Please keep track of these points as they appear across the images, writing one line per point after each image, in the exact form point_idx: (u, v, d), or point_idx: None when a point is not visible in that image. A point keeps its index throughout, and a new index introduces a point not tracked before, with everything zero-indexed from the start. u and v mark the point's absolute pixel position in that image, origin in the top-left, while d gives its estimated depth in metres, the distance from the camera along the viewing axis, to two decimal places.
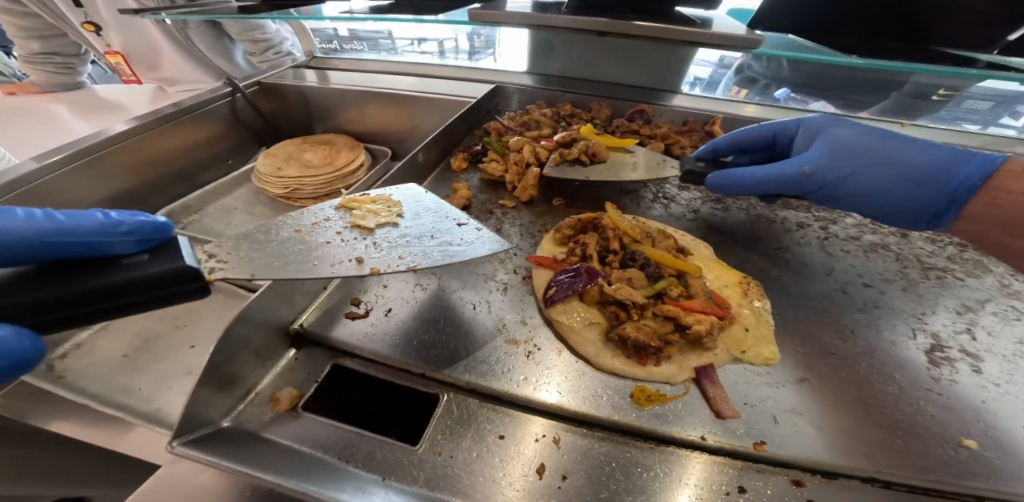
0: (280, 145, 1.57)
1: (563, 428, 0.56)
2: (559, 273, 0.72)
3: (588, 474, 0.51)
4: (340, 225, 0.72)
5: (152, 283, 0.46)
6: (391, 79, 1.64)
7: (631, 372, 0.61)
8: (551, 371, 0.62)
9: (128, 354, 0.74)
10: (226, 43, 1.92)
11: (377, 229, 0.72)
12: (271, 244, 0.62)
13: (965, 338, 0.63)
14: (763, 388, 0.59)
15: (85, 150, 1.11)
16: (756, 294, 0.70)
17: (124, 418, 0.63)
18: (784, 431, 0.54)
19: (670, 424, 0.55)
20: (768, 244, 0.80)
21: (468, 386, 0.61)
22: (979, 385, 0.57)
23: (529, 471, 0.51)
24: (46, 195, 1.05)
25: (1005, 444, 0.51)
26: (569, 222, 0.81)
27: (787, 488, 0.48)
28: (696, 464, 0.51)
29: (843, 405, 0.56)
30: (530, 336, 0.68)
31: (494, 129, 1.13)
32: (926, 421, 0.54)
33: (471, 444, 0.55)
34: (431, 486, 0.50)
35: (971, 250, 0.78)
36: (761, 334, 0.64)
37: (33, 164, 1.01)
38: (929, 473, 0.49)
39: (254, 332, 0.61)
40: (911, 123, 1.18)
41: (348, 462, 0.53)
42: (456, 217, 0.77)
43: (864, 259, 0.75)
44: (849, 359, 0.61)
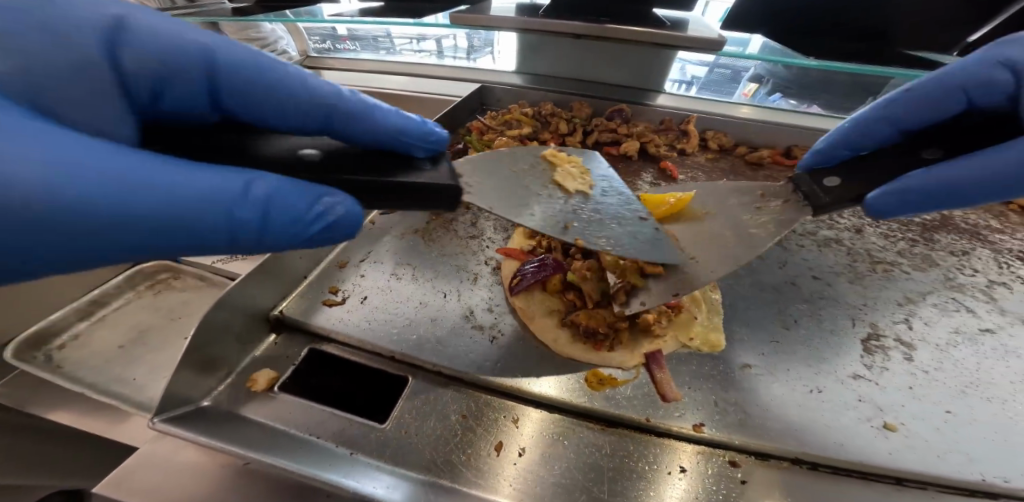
0: None
1: (520, 408, 0.60)
2: (525, 264, 0.77)
3: (540, 450, 0.55)
4: None
5: (384, 179, 0.47)
6: (383, 79, 1.68)
7: (585, 357, 0.65)
8: (512, 356, 0.66)
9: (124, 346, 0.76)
10: None
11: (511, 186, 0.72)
12: None
13: (902, 328, 0.67)
14: (708, 373, 0.63)
15: None
16: (711, 285, 0.74)
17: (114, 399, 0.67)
18: (723, 413, 0.58)
19: (619, 406, 0.59)
20: None
21: (435, 368, 0.65)
22: (907, 371, 0.62)
23: (487, 446, 0.56)
24: None
25: (923, 427, 0.56)
26: None
27: (722, 467, 0.53)
28: (641, 443, 0.56)
29: (780, 390, 0.60)
30: (495, 323, 0.72)
31: (475, 127, 1.17)
32: (855, 406, 0.58)
33: (434, 422, 0.59)
34: (395, 460, 0.55)
35: (920, 245, 0.82)
36: (710, 322, 0.68)
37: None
38: (851, 455, 0.53)
39: (235, 318, 0.65)
40: None
41: (320, 439, 0.57)
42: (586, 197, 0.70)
43: (818, 253, 0.79)
44: (791, 347, 0.65)
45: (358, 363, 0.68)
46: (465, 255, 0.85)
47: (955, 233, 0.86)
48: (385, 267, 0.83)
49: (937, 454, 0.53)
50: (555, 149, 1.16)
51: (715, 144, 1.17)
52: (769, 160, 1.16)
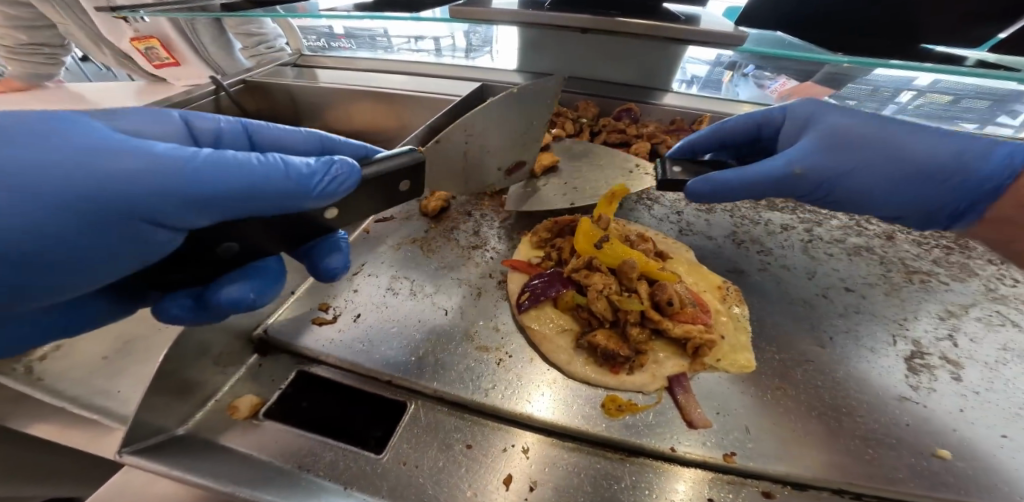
0: None
1: (531, 437, 0.54)
2: (533, 277, 0.71)
3: (555, 485, 0.49)
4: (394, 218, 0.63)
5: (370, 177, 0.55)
6: (380, 78, 1.62)
7: (602, 380, 0.59)
8: (522, 380, 0.60)
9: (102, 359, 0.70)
10: (228, 38, 1.90)
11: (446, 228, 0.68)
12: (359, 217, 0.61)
13: (946, 345, 0.62)
14: (738, 397, 0.57)
15: None
16: (735, 300, 0.68)
17: (81, 423, 0.61)
18: (757, 443, 0.52)
19: (642, 435, 0.53)
20: (747, 246, 0.78)
21: (435, 394, 0.59)
22: (956, 393, 0.57)
23: (495, 481, 0.50)
24: None
25: (980, 455, 0.50)
26: (546, 224, 0.80)
27: (758, 500, 0.47)
28: (668, 476, 0.50)
29: (817, 414, 0.55)
30: (502, 343, 0.66)
31: None
32: (902, 431, 0.53)
33: (436, 453, 0.53)
34: (392, 496, 0.49)
35: (956, 253, 0.76)
36: (737, 342, 0.63)
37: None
38: (903, 487, 0.47)
39: (215, 337, 0.59)
40: None
41: (308, 470, 0.51)
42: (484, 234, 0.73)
43: (847, 262, 0.74)
44: (826, 366, 0.60)
45: (352, 385, 0.61)
46: (467, 266, 0.79)
47: None
48: (381, 280, 0.77)
49: (1000, 490, 0.47)
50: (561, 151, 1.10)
51: None
52: None
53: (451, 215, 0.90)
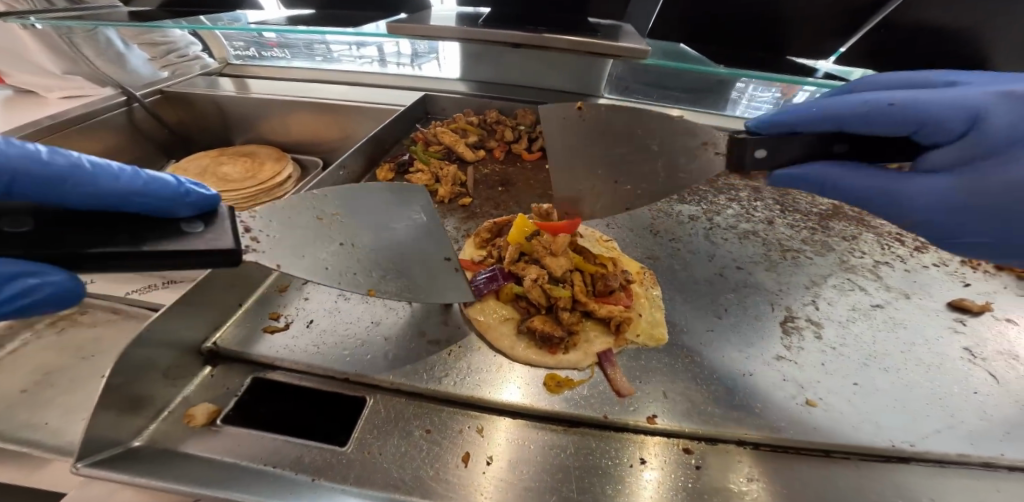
0: (191, 157, 1.46)
1: (483, 417, 0.61)
2: (478, 274, 0.79)
3: (506, 460, 0.56)
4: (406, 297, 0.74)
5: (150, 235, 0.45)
6: (319, 88, 1.60)
7: (542, 361, 0.68)
8: (477, 369, 0.67)
9: (18, 393, 0.65)
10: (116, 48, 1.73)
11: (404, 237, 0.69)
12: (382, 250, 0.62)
13: (810, 309, 0.78)
14: (651, 364, 0.68)
15: None
16: (650, 283, 0.80)
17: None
18: (667, 399, 0.63)
19: (577, 405, 0.62)
20: (661, 236, 0.91)
21: (393, 386, 0.64)
22: (818, 349, 0.72)
23: (455, 459, 0.56)
24: None
25: (837, 398, 0.65)
26: (487, 225, 0.86)
27: (679, 455, 0.56)
28: (610, 441, 0.58)
29: (719, 377, 0.67)
30: (452, 335, 0.72)
31: (421, 138, 1.12)
32: (781, 386, 0.66)
33: (397, 440, 0.58)
34: (360, 482, 0.53)
35: (819, 232, 0.95)
36: (653, 318, 0.74)
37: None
38: (783, 432, 0.59)
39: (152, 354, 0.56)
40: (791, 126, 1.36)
41: (278, 468, 0.54)
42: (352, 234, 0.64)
43: (739, 245, 0.89)
44: (723, 333, 0.73)
45: (314, 385, 0.64)
46: None
47: (845, 221, 1.01)
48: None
49: (857, 426, 0.61)
50: (501, 157, 1.15)
51: None
52: None
53: None
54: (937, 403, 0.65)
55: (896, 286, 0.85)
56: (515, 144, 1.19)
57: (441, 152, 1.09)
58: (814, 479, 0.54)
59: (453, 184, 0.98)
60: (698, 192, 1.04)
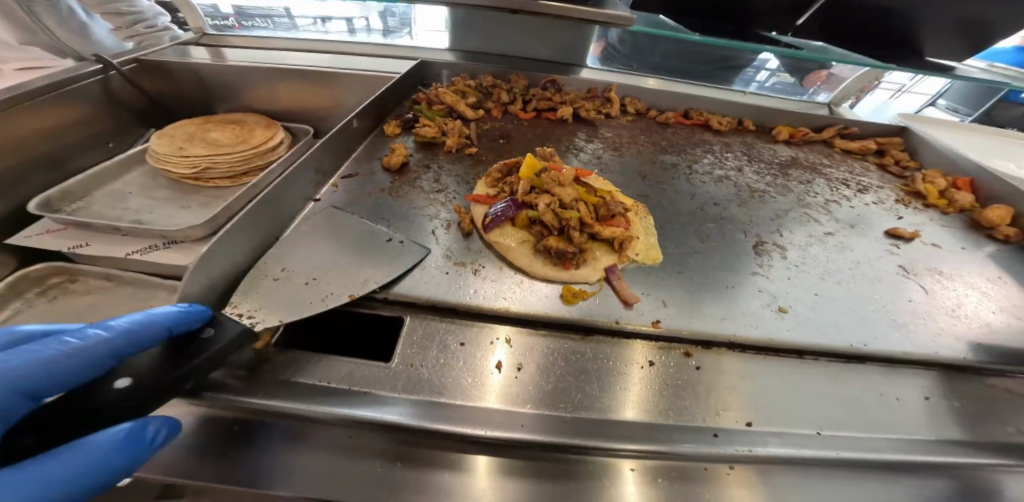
0: (175, 124, 1.43)
1: (510, 331, 0.67)
2: (494, 205, 0.84)
3: (534, 364, 0.63)
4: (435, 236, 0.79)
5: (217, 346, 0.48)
6: (304, 56, 1.58)
7: (558, 275, 0.76)
8: (500, 289, 0.73)
9: None
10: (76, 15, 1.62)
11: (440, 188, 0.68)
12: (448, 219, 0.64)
13: (776, 236, 0.92)
14: (651, 279, 0.79)
15: None
16: (643, 214, 0.91)
17: None
18: (668, 307, 0.73)
19: (593, 313, 0.71)
20: (650, 179, 1.02)
21: (427, 305, 0.68)
22: (784, 267, 0.85)
23: (490, 366, 0.62)
24: None
25: (799, 302, 0.78)
26: (497, 166, 0.93)
27: (681, 358, 0.66)
28: (624, 348, 0.67)
29: (706, 289, 0.78)
30: (475, 258, 0.78)
31: (423, 98, 1.16)
32: (757, 296, 0.78)
33: (436, 353, 0.63)
34: (408, 391, 0.57)
35: (781, 177, 1.10)
36: (649, 242, 0.85)
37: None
38: (760, 330, 0.71)
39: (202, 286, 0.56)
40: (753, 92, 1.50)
41: (328, 383, 0.57)
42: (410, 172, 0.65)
43: (716, 188, 1.02)
44: (707, 255, 0.85)
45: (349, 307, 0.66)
46: (434, 205, 0.87)
47: (801, 168, 1.16)
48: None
49: (820, 330, 0.74)
50: (499, 116, 1.21)
51: (633, 109, 1.33)
52: (673, 122, 1.35)
53: (412, 169, 0.94)
54: (884, 311, 0.78)
55: (843, 219, 1.00)
56: (511, 105, 1.26)
57: (444, 110, 1.14)
58: (784, 367, 0.67)
59: (460, 136, 1.04)
60: (678, 146, 1.17)
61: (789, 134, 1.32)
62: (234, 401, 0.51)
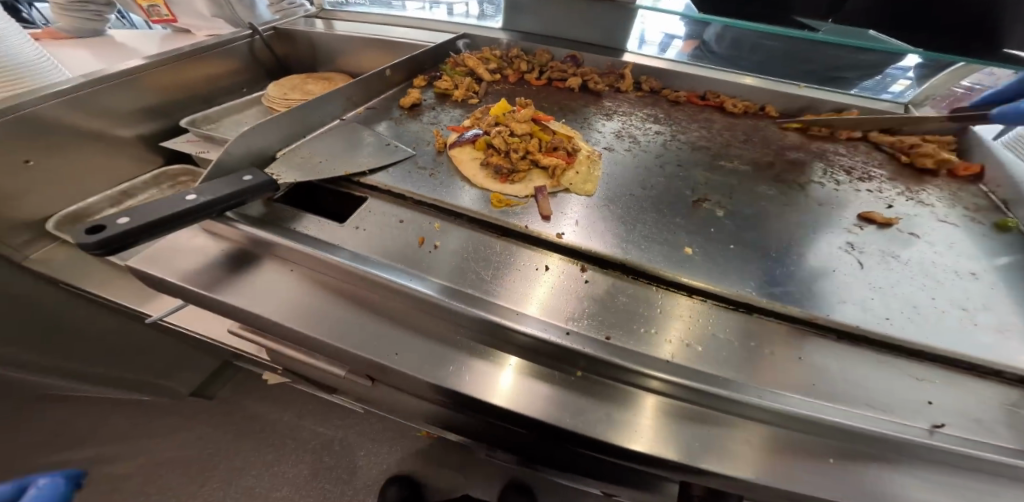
0: (286, 80, 1.90)
1: (439, 219, 0.84)
2: (462, 133, 1.03)
3: (446, 244, 0.79)
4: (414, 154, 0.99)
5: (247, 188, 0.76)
6: (386, 30, 1.95)
7: (490, 185, 0.89)
8: (445, 188, 0.89)
9: None
10: None
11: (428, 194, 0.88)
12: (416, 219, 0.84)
13: (726, 199, 0.91)
14: (576, 203, 0.87)
15: (127, 70, 1.38)
16: (595, 158, 1.00)
17: None
18: (641, 245, 0.78)
19: (509, 216, 0.83)
20: (625, 139, 1.10)
21: (387, 190, 0.88)
22: (721, 220, 0.85)
23: (413, 240, 0.79)
24: (98, 101, 1.32)
25: (714, 249, 0.79)
26: (481, 109, 1.13)
27: (574, 269, 0.75)
28: (522, 250, 0.78)
29: (622, 223, 0.83)
30: (436, 166, 0.96)
31: (451, 61, 1.39)
32: (676, 237, 0.81)
33: (378, 222, 0.82)
34: (350, 240, 0.78)
35: (771, 156, 1.08)
36: (587, 177, 0.94)
37: (79, 78, 1.26)
38: (653, 260, 0.76)
39: (244, 154, 0.84)
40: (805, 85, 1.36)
41: (302, 228, 0.81)
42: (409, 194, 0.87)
43: (688, 153, 1.05)
44: (641, 198, 0.89)
45: (332, 186, 0.90)
46: (424, 132, 1.09)
47: (804, 153, 1.13)
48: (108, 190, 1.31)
49: (720, 275, 0.74)
50: (513, 81, 1.41)
51: (647, 87, 1.40)
52: (686, 102, 1.38)
53: (421, 109, 1.21)
54: (890, 290, 0.73)
55: (828, 198, 0.95)
56: (528, 74, 1.44)
57: (465, 72, 1.37)
58: (665, 297, 0.71)
59: (467, 90, 1.27)
60: (674, 119, 1.23)
61: (813, 123, 1.26)
62: (248, 229, 0.78)
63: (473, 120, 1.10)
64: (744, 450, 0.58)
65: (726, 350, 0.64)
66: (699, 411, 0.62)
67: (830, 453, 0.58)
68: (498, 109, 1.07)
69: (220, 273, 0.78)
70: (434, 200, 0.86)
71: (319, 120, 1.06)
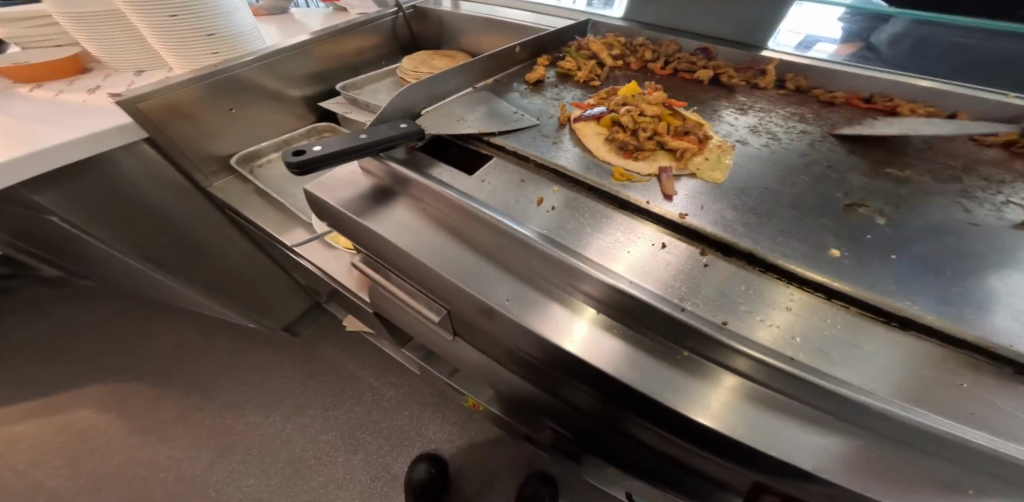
0: (418, 55, 2.22)
1: (557, 184, 0.87)
2: (586, 110, 1.05)
3: (564, 207, 0.82)
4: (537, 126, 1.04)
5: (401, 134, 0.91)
6: (513, 15, 2.04)
7: (612, 159, 0.90)
8: (567, 156, 0.93)
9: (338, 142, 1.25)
10: None
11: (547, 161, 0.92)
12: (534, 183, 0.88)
13: (887, 208, 0.78)
14: (701, 187, 0.83)
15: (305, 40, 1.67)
16: (727, 148, 0.93)
17: None
18: (766, 236, 0.72)
19: (628, 190, 0.83)
20: (761, 135, 1.01)
21: (513, 152, 0.94)
22: (878, 226, 0.74)
23: (533, 199, 0.84)
24: None
25: (869, 256, 0.69)
26: (605, 89, 1.14)
27: (693, 251, 0.73)
28: (639, 225, 0.78)
29: (754, 212, 0.77)
30: (558, 137, 0.99)
31: (576, 44, 1.41)
32: (819, 236, 0.73)
33: (502, 179, 0.89)
34: (477, 190, 0.86)
35: (955, 170, 0.90)
36: (717, 165, 0.88)
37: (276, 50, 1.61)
38: (788, 256, 0.69)
39: (399, 107, 1.00)
40: (1017, 95, 1.09)
41: (435, 174, 0.91)
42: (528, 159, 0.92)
43: (841, 156, 0.93)
44: (778, 192, 0.82)
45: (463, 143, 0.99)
46: (547, 106, 1.13)
47: (1004, 172, 0.91)
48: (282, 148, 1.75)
49: (873, 283, 0.65)
50: (636, 68, 1.38)
51: (791, 85, 1.26)
52: (840, 103, 1.21)
53: (544, 87, 1.25)
54: None
55: (1021, 220, 0.77)
56: (652, 62, 1.39)
57: (589, 55, 1.38)
58: (796, 297, 0.65)
59: (589, 73, 1.28)
60: (823, 120, 1.08)
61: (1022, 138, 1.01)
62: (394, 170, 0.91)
63: (597, 98, 1.11)
64: (834, 454, 0.54)
65: (849, 354, 0.58)
66: (786, 402, 0.59)
67: (972, 491, 0.50)
68: (625, 91, 1.07)
69: (364, 201, 0.93)
70: (554, 166, 0.90)
71: (455, 88, 1.17)
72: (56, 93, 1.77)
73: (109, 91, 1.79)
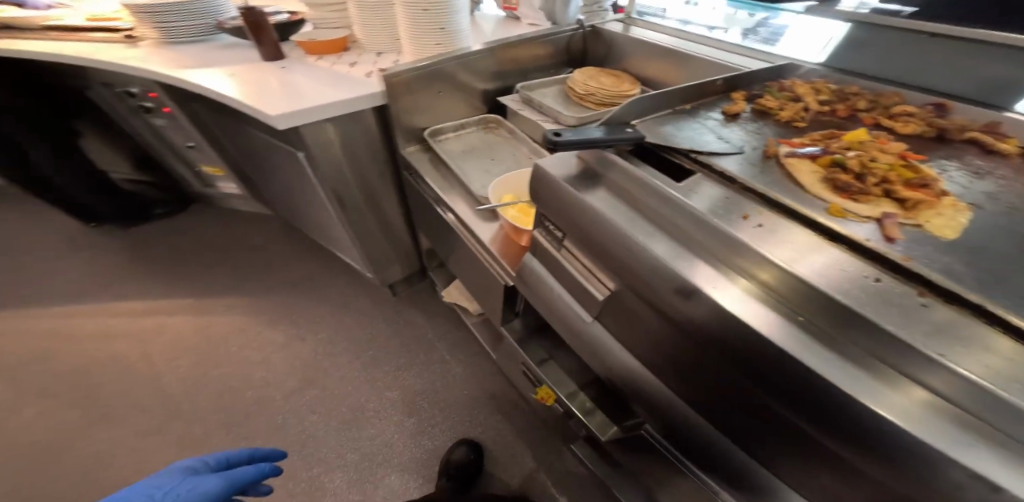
0: (585, 69, 2.47)
1: (763, 209, 0.97)
2: (797, 149, 1.14)
3: (776, 227, 0.92)
4: (741, 155, 1.15)
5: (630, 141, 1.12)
6: (696, 43, 2.15)
7: (830, 197, 0.97)
8: (771, 181, 1.04)
9: None
10: None
11: (752, 187, 1.02)
12: (739, 203, 0.99)
13: None
14: (922, 237, 0.87)
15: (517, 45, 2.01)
16: (961, 209, 0.95)
17: None
18: (1009, 296, 0.71)
19: (843, 225, 0.90)
20: (997, 202, 0.98)
21: (721, 171, 1.07)
22: None
23: (745, 215, 0.94)
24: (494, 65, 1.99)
25: None
26: (823, 133, 1.21)
27: (916, 292, 0.76)
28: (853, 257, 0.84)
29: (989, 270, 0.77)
30: (762, 166, 1.10)
31: (776, 85, 1.48)
32: None
33: (709, 191, 1.02)
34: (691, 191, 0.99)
35: None
36: (950, 222, 0.90)
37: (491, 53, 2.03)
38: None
39: (619, 116, 1.22)
40: None
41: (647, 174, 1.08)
42: (734, 179, 1.05)
43: None
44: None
45: (670, 155, 1.16)
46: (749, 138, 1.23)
47: None
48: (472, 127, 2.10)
49: None
50: (844, 115, 1.39)
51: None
52: None
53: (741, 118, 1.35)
54: None
55: None
56: (861, 112, 1.40)
57: (790, 95, 1.44)
58: None
59: (794, 114, 1.34)
60: None
61: None
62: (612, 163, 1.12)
63: (819, 136, 1.19)
64: None
65: None
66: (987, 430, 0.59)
67: None
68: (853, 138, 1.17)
69: (575, 183, 1.14)
70: (762, 191, 1.00)
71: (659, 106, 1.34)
72: (326, 64, 2.37)
73: (365, 67, 2.35)
